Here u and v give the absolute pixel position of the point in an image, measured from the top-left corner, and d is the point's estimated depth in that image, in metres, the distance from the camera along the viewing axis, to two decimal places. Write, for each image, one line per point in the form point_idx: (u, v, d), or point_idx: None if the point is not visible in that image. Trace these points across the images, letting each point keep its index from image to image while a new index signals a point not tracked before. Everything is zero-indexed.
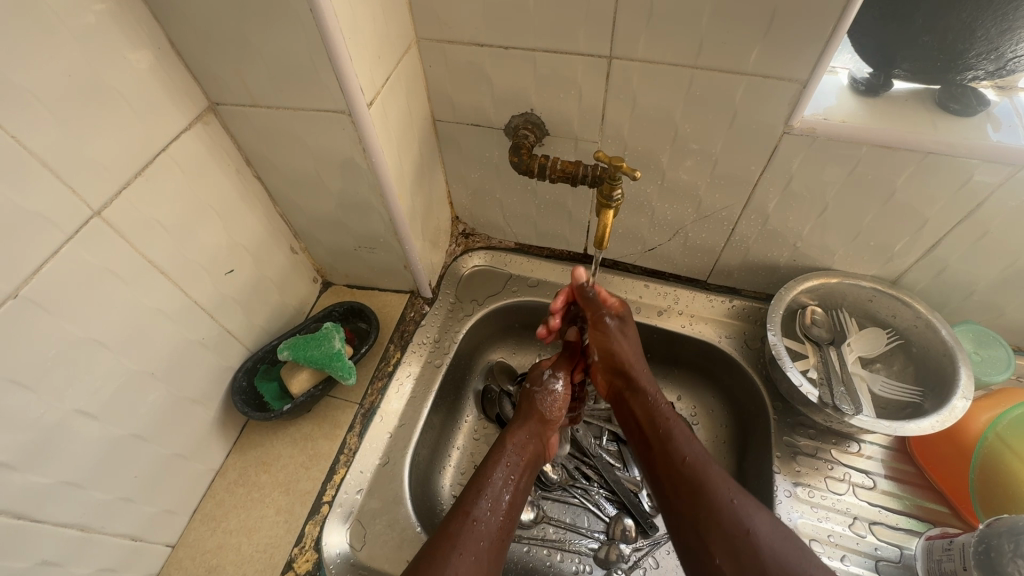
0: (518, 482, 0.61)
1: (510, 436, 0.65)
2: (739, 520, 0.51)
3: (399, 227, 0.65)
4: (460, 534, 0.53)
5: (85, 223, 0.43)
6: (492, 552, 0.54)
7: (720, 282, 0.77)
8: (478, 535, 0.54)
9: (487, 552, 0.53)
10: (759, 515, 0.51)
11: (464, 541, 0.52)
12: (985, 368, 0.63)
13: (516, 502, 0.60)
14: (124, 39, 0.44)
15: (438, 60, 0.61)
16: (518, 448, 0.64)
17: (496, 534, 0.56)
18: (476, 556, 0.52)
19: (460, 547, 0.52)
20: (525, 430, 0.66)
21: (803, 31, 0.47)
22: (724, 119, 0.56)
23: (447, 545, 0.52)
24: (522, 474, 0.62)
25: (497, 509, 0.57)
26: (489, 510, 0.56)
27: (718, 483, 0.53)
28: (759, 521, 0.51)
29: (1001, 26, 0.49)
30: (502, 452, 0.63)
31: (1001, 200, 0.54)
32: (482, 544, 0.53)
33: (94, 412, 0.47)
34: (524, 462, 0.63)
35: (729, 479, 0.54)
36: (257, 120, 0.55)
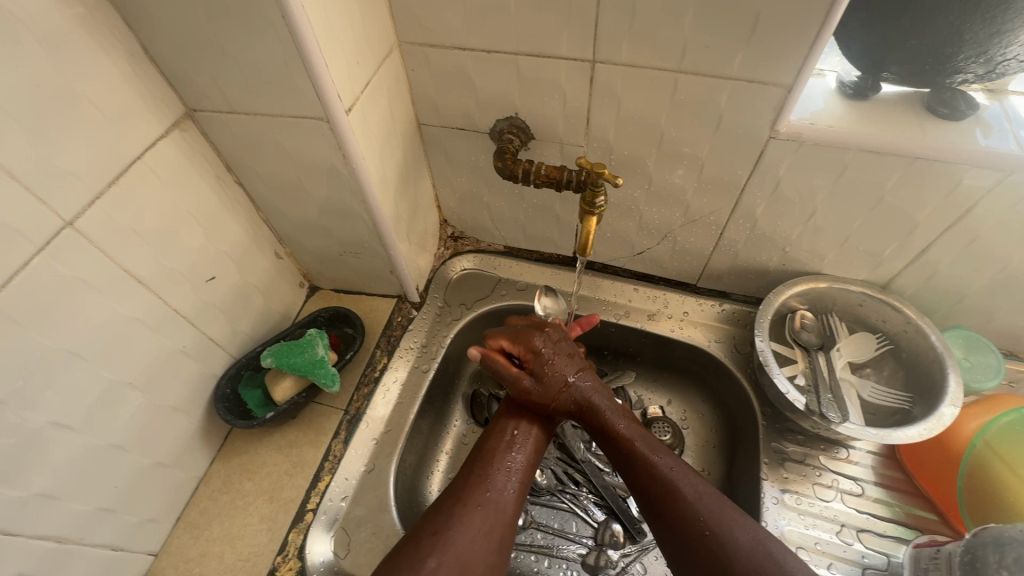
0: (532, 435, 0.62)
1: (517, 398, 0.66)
2: (713, 527, 0.50)
3: (384, 232, 0.65)
4: (469, 490, 0.54)
5: (57, 233, 0.43)
6: (507, 503, 0.55)
7: (710, 286, 0.77)
8: (489, 490, 0.55)
9: (501, 504, 0.54)
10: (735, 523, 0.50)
11: (472, 495, 0.54)
12: (975, 374, 0.63)
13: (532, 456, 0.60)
14: (94, 47, 0.43)
15: (421, 63, 0.60)
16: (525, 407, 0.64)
17: (511, 486, 0.56)
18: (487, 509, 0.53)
19: (468, 502, 0.53)
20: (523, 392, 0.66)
21: (787, 35, 0.46)
22: (710, 123, 0.55)
23: (455, 500, 0.53)
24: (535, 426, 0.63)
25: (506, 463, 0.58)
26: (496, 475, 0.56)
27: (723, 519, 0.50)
28: (735, 528, 0.50)
29: (989, 30, 0.48)
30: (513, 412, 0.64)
31: (991, 206, 0.53)
32: (492, 496, 0.54)
33: (70, 423, 0.47)
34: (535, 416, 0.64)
35: (701, 484, 0.54)
36: (236, 126, 0.54)
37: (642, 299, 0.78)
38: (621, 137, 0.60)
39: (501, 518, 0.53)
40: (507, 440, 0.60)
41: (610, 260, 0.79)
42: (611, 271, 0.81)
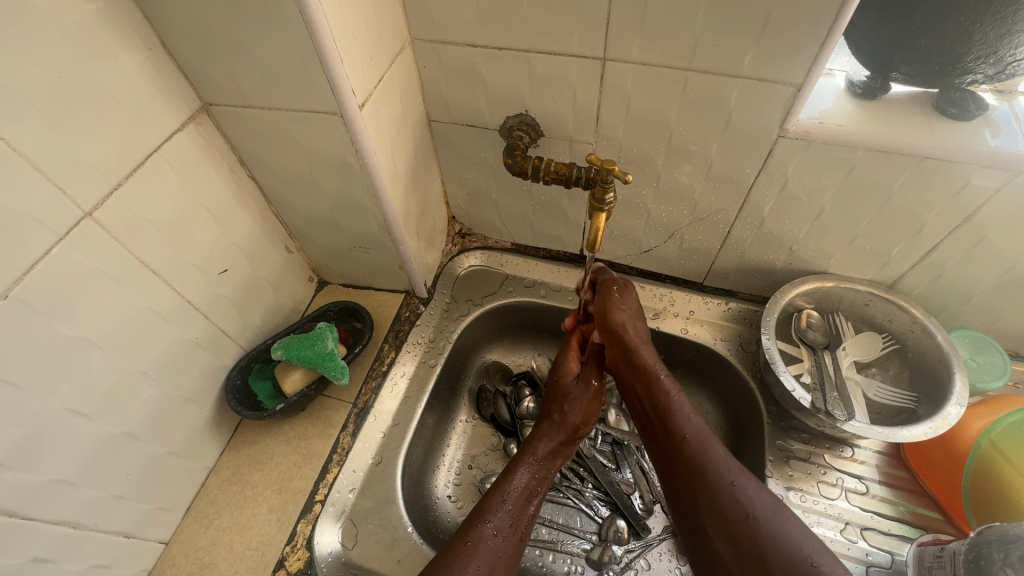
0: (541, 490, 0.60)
1: (536, 435, 0.64)
2: (739, 502, 0.49)
3: (394, 227, 0.65)
4: (479, 543, 0.52)
5: (76, 224, 0.44)
6: (508, 566, 0.53)
7: (716, 284, 0.77)
8: (499, 549, 0.53)
9: (505, 567, 0.52)
10: (756, 491, 0.50)
11: (481, 549, 0.52)
12: (981, 374, 0.63)
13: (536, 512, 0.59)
14: (115, 41, 0.44)
15: (432, 60, 0.60)
16: (545, 456, 0.62)
17: (514, 545, 0.55)
18: (494, 567, 0.51)
19: (478, 558, 0.51)
20: (551, 433, 0.63)
21: (798, 34, 0.46)
22: (719, 121, 0.55)
23: (466, 552, 0.51)
24: (546, 482, 0.61)
25: (515, 523, 0.56)
26: (507, 523, 0.55)
27: (717, 463, 0.52)
28: (758, 499, 0.49)
29: (999, 30, 0.48)
30: (530, 457, 0.61)
31: (999, 206, 0.53)
32: (501, 555, 0.53)
33: (87, 411, 0.48)
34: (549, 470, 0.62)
35: (731, 458, 0.53)
36: (250, 120, 0.55)
37: (648, 297, 0.79)
38: (631, 135, 0.60)
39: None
40: (520, 492, 0.58)
41: (617, 258, 0.80)
42: (618, 269, 0.81)
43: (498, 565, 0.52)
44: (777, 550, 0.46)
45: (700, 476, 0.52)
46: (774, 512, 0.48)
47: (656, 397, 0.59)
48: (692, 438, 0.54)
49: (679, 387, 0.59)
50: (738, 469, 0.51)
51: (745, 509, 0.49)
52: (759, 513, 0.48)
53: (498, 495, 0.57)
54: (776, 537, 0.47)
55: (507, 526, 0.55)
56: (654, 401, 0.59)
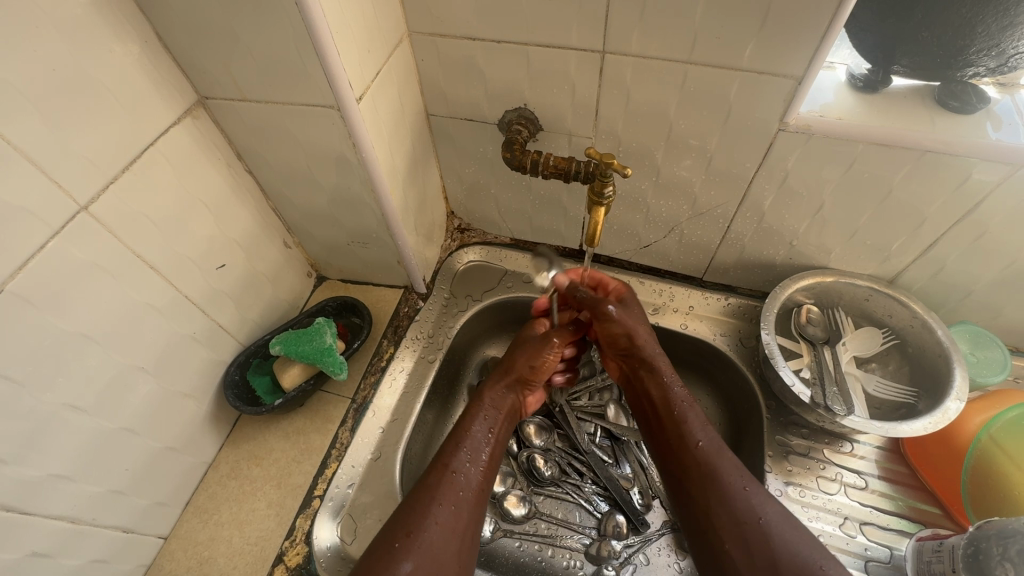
0: (498, 433, 0.61)
1: (490, 389, 0.65)
2: (751, 507, 0.50)
3: (392, 222, 0.65)
4: (440, 485, 0.52)
5: (72, 218, 0.43)
6: (473, 505, 0.53)
7: (715, 279, 0.77)
8: (461, 487, 0.53)
9: (469, 505, 0.53)
10: (769, 500, 0.50)
11: (443, 491, 0.52)
12: (981, 369, 0.62)
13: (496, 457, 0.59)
14: (109, 33, 0.44)
15: (430, 54, 0.60)
16: (495, 403, 0.64)
17: (478, 485, 0.55)
18: (458, 506, 0.52)
19: (440, 498, 0.51)
20: (502, 385, 0.66)
21: (798, 26, 0.46)
22: (719, 115, 0.55)
23: (428, 496, 0.51)
24: (501, 426, 0.62)
25: (477, 462, 0.56)
26: (470, 463, 0.56)
27: (731, 469, 0.52)
28: (770, 508, 0.50)
29: (1001, 22, 0.48)
30: (480, 407, 0.63)
31: (1001, 200, 0.53)
32: (464, 494, 0.53)
33: (84, 406, 0.47)
34: (502, 416, 0.63)
35: (741, 466, 0.53)
36: (246, 114, 0.54)
37: (647, 292, 0.78)
38: (630, 129, 0.60)
39: (468, 521, 0.52)
40: (479, 437, 0.59)
41: (616, 253, 0.79)
42: (617, 264, 0.81)
43: (461, 505, 0.52)
44: (787, 554, 0.46)
45: (711, 481, 0.52)
46: (785, 523, 0.49)
47: (672, 404, 0.59)
48: (705, 445, 0.55)
49: (693, 400, 0.60)
50: (748, 475, 0.52)
51: (757, 515, 0.49)
52: (771, 520, 0.49)
53: (454, 440, 0.57)
54: (786, 543, 0.47)
55: (467, 464, 0.55)
56: (669, 406, 0.59)
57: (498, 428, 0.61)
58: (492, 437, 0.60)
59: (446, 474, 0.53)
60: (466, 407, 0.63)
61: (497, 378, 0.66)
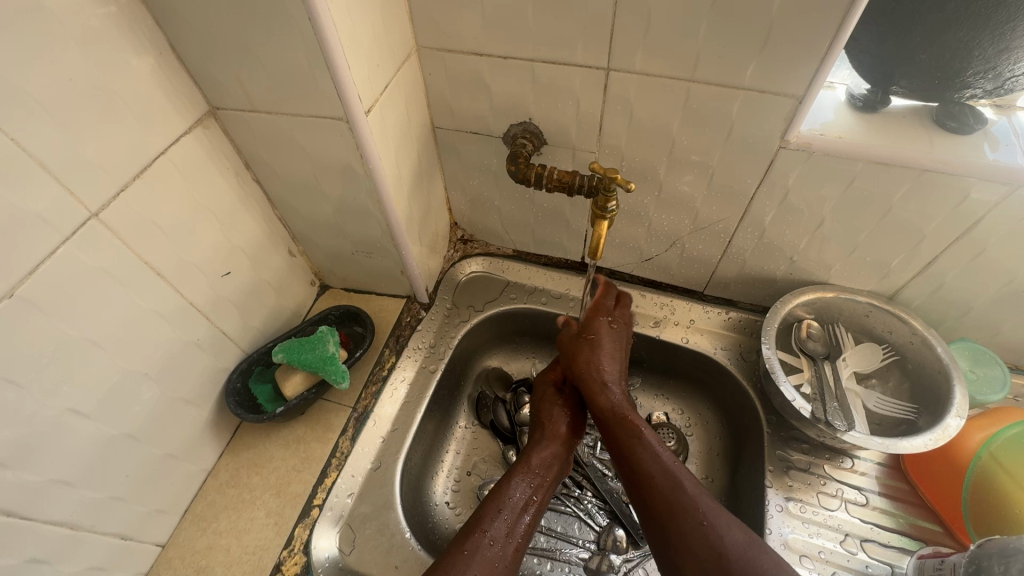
0: (541, 500, 0.59)
1: (536, 449, 0.62)
2: (710, 542, 0.49)
3: (397, 233, 0.66)
4: (476, 556, 0.51)
5: (83, 224, 0.44)
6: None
7: (716, 294, 0.78)
8: (495, 560, 0.52)
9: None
10: (731, 525, 0.50)
11: (479, 564, 0.50)
12: (980, 387, 0.62)
13: (538, 519, 0.58)
14: (126, 45, 0.45)
15: (438, 68, 0.61)
16: (542, 467, 0.61)
17: (513, 555, 0.53)
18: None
19: (475, 574, 0.50)
20: (549, 446, 0.63)
21: (799, 47, 0.47)
22: (721, 132, 0.56)
23: (461, 570, 0.49)
24: (545, 492, 0.60)
25: (514, 532, 0.55)
26: (506, 530, 0.55)
27: (688, 501, 0.52)
28: (731, 535, 0.49)
29: (998, 45, 0.49)
30: (526, 469, 0.60)
31: (998, 218, 0.54)
32: (497, 565, 0.51)
33: (88, 412, 0.48)
34: (547, 481, 0.61)
35: (700, 494, 0.52)
36: (256, 125, 0.55)
37: (648, 305, 0.79)
38: (633, 144, 0.61)
39: None
40: (518, 501, 0.57)
41: (618, 266, 0.80)
42: (619, 276, 0.82)
43: (498, 567, 0.51)
44: None
45: (668, 509, 0.52)
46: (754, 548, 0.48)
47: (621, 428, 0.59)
48: (660, 478, 0.54)
49: (643, 420, 0.59)
50: (705, 507, 0.51)
51: (718, 548, 0.48)
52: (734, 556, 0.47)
53: (493, 507, 0.56)
54: None
55: (502, 535, 0.54)
56: (619, 433, 0.59)
57: (540, 493, 0.59)
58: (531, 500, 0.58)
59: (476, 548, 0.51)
60: (511, 467, 0.61)
61: (543, 439, 0.64)
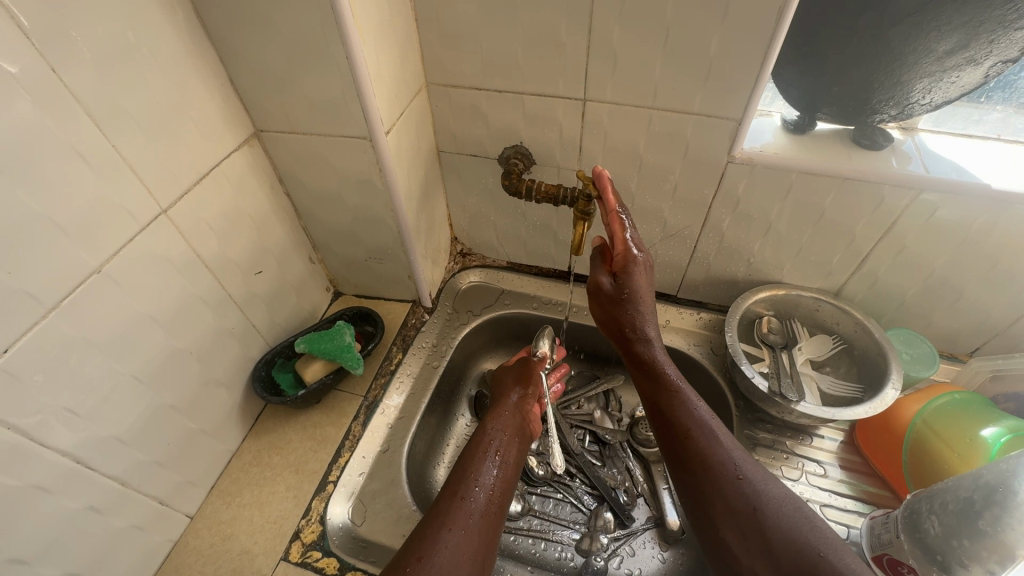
0: (506, 462, 0.67)
1: (490, 419, 0.72)
2: (745, 495, 0.54)
3: (406, 240, 0.76)
4: (449, 511, 0.57)
5: (155, 218, 0.53)
6: (486, 527, 0.57)
7: (688, 296, 0.88)
8: (470, 511, 0.58)
9: (479, 528, 0.57)
10: (763, 480, 0.55)
11: (454, 517, 0.56)
12: (915, 365, 0.71)
13: (504, 482, 0.64)
14: (197, 77, 0.56)
15: (443, 101, 0.73)
16: (498, 432, 0.70)
17: (488, 510, 0.60)
18: (467, 530, 0.56)
19: (450, 524, 0.55)
20: (502, 417, 0.72)
21: (734, 77, 0.58)
22: (679, 150, 0.67)
23: (438, 523, 0.55)
24: (506, 454, 0.68)
25: (485, 487, 0.62)
26: (477, 490, 0.61)
27: (721, 452, 0.57)
28: (765, 487, 0.54)
29: (892, 79, 0.61)
30: (484, 438, 0.69)
31: (910, 218, 0.65)
32: (473, 517, 0.57)
33: (145, 380, 0.55)
34: (507, 445, 0.69)
35: (735, 451, 0.57)
36: (292, 144, 0.66)
37: None
38: (608, 162, 0.72)
39: (481, 540, 0.56)
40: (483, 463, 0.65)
41: None
42: None
43: (476, 514, 0.58)
44: (786, 537, 0.50)
45: (703, 460, 0.57)
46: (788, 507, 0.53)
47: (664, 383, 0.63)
48: (696, 431, 0.59)
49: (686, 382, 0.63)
50: (745, 465, 0.56)
51: (755, 502, 0.53)
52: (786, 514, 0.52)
53: (459, 471, 0.63)
54: (786, 530, 0.51)
55: (474, 489, 0.61)
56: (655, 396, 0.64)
57: (503, 456, 0.67)
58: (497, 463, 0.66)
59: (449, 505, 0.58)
60: (469, 443, 0.69)
61: (495, 412, 0.74)
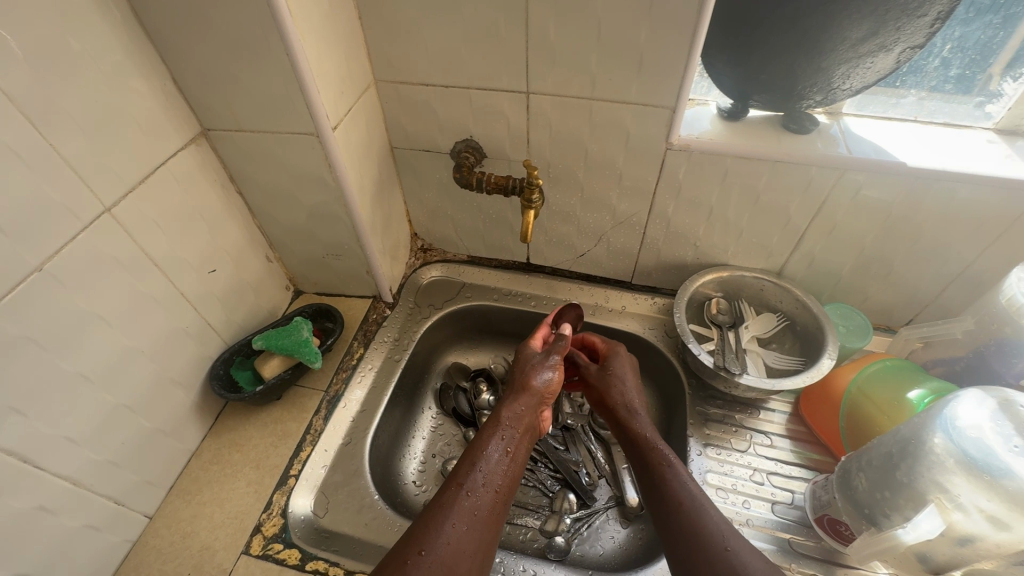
0: (516, 457, 0.60)
1: (509, 403, 0.65)
2: (731, 568, 0.50)
3: (362, 235, 0.77)
4: (453, 504, 0.53)
5: (98, 216, 0.54)
6: (489, 525, 0.53)
7: (642, 282, 0.91)
8: (474, 508, 0.53)
9: (483, 525, 0.53)
10: (751, 553, 0.51)
11: (457, 511, 0.53)
12: (850, 337, 0.76)
13: (512, 478, 0.58)
14: (137, 75, 0.56)
15: (393, 97, 0.75)
16: (512, 422, 0.63)
17: (492, 511, 0.55)
18: (471, 526, 0.52)
19: (455, 519, 0.52)
20: (519, 403, 0.65)
21: (665, 67, 0.61)
22: (621, 139, 0.70)
23: (440, 515, 0.52)
24: (517, 446, 0.61)
25: (491, 484, 0.56)
26: (483, 483, 0.56)
27: (712, 520, 0.54)
28: (753, 561, 0.50)
29: (815, 67, 0.64)
30: (497, 426, 0.62)
31: (837, 197, 0.69)
32: (477, 515, 0.53)
33: (95, 379, 0.56)
34: (519, 436, 0.62)
35: (728, 525, 0.54)
36: (240, 142, 0.67)
37: (587, 296, 0.92)
38: (556, 153, 0.75)
39: (484, 540, 0.52)
40: (493, 456, 0.58)
41: (558, 263, 0.93)
42: (560, 273, 0.95)
43: (480, 513, 0.53)
44: None
45: (692, 527, 0.54)
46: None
47: (655, 464, 0.61)
48: (687, 502, 0.56)
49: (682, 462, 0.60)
50: (734, 538, 0.52)
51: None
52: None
53: (469, 460, 0.58)
54: None
55: (480, 486, 0.55)
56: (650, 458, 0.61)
57: (515, 450, 0.61)
58: (508, 456, 0.59)
59: (452, 498, 0.54)
60: (483, 426, 0.63)
61: (514, 396, 0.66)
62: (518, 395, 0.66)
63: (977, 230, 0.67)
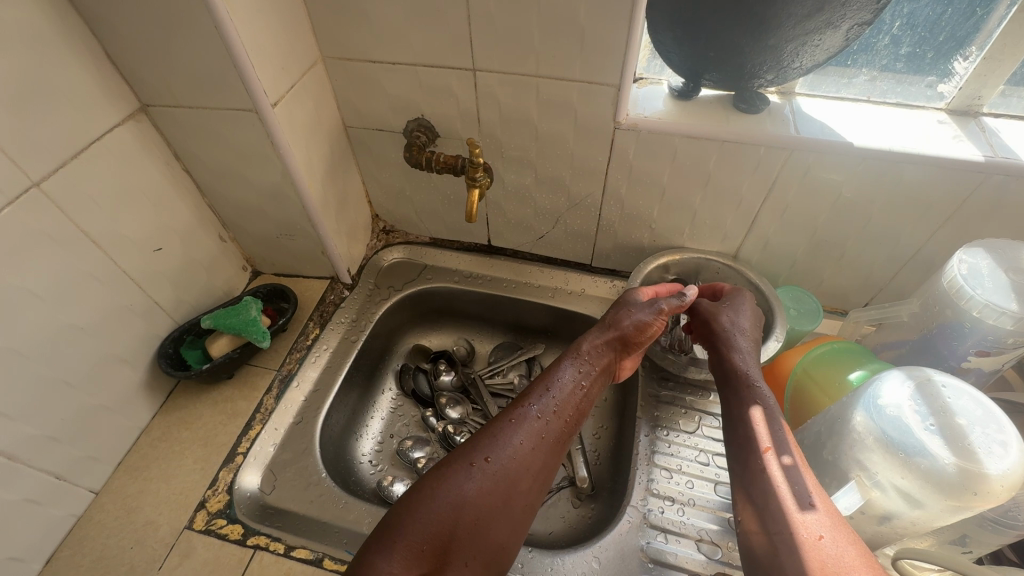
0: (587, 389, 0.62)
1: (592, 333, 0.67)
2: (801, 501, 0.49)
3: (313, 214, 0.77)
4: (520, 419, 0.58)
5: (26, 192, 0.53)
6: (550, 449, 0.58)
7: (602, 265, 0.90)
8: (540, 430, 0.57)
9: (547, 448, 0.57)
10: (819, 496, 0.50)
11: (522, 425, 0.57)
12: (801, 320, 0.75)
13: (582, 407, 0.61)
14: (67, 49, 0.55)
15: (342, 75, 0.74)
16: (592, 355, 0.65)
17: (556, 436, 0.58)
18: (535, 444, 0.57)
19: (520, 436, 0.57)
20: (601, 338, 0.66)
21: (608, 43, 0.60)
22: (570, 118, 0.69)
23: (509, 429, 0.57)
24: (593, 380, 0.63)
25: (560, 412, 0.59)
26: (551, 409, 0.59)
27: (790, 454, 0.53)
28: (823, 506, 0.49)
29: (763, 43, 0.62)
30: (577, 353, 0.65)
31: (786, 178, 0.68)
32: (542, 437, 0.57)
33: (29, 355, 0.56)
34: (597, 370, 0.64)
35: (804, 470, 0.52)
36: (182, 118, 0.66)
37: (548, 279, 0.91)
38: (507, 133, 0.74)
39: (542, 463, 0.57)
40: (567, 382, 0.61)
41: (519, 246, 0.92)
42: (522, 256, 0.94)
43: (546, 436, 0.58)
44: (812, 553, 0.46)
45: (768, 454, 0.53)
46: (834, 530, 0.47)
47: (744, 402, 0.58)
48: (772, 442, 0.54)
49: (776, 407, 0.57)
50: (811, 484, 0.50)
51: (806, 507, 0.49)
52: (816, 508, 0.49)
53: (543, 383, 0.61)
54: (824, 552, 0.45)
55: (551, 412, 0.59)
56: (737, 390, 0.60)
57: (589, 379, 0.63)
58: (581, 384, 0.62)
59: (523, 417, 0.58)
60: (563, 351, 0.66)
61: (598, 329, 0.67)
62: (602, 331, 0.66)
63: (926, 211, 0.66)
